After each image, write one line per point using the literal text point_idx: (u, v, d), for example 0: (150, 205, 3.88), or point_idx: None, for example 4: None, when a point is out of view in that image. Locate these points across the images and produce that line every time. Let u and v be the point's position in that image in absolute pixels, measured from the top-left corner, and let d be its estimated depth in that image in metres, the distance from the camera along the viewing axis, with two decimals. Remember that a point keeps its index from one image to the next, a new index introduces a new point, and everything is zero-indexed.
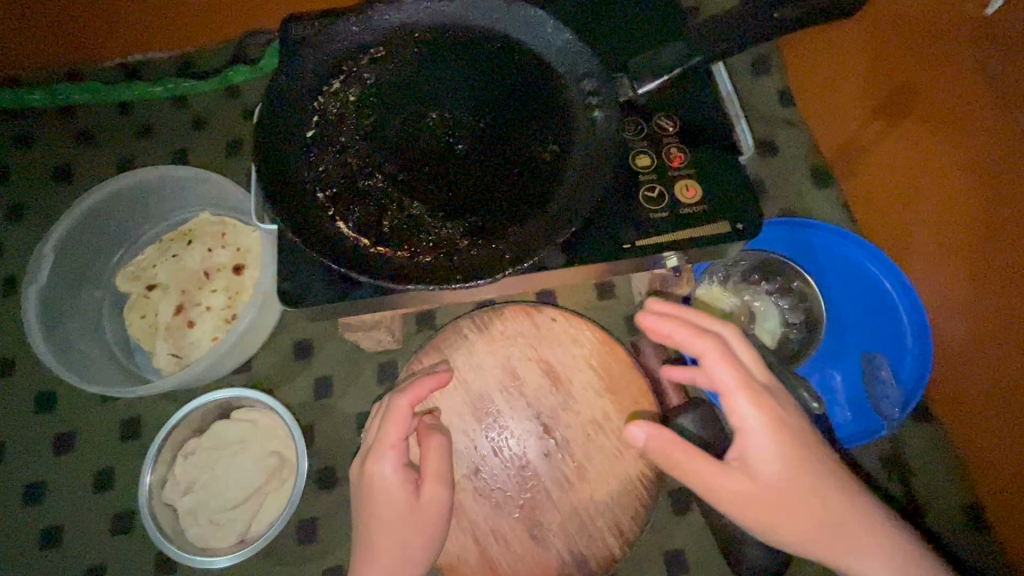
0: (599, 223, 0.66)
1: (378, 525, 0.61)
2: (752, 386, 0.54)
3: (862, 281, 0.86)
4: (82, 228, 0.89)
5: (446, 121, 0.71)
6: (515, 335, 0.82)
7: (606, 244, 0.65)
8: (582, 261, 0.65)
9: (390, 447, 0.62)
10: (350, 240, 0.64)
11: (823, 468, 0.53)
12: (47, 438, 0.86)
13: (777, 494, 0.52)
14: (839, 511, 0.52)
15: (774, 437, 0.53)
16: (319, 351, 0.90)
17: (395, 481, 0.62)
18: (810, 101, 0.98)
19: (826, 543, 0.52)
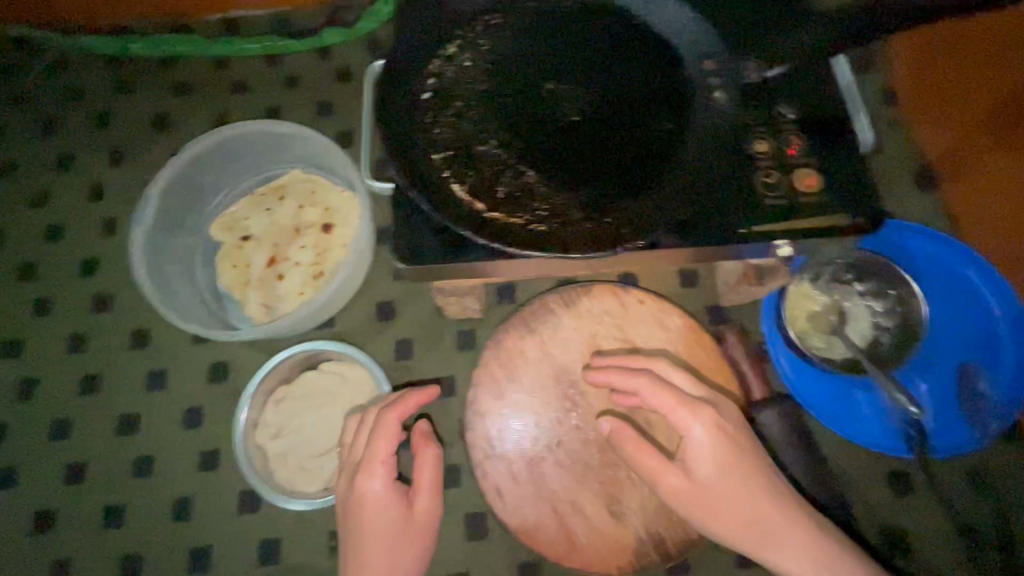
0: (714, 206, 0.65)
1: (373, 539, 0.64)
2: (679, 407, 0.63)
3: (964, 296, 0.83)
4: (184, 175, 0.92)
5: (560, 92, 0.70)
6: (603, 314, 0.82)
7: (719, 227, 0.64)
8: (695, 243, 0.64)
9: (380, 463, 0.66)
10: (466, 203, 0.65)
11: (749, 468, 0.62)
12: (141, 374, 0.90)
13: (711, 495, 0.61)
14: (761, 511, 0.61)
15: (717, 440, 0.62)
16: (401, 314, 0.92)
17: (386, 497, 0.65)
18: (919, 99, 0.93)
19: (753, 535, 0.61)
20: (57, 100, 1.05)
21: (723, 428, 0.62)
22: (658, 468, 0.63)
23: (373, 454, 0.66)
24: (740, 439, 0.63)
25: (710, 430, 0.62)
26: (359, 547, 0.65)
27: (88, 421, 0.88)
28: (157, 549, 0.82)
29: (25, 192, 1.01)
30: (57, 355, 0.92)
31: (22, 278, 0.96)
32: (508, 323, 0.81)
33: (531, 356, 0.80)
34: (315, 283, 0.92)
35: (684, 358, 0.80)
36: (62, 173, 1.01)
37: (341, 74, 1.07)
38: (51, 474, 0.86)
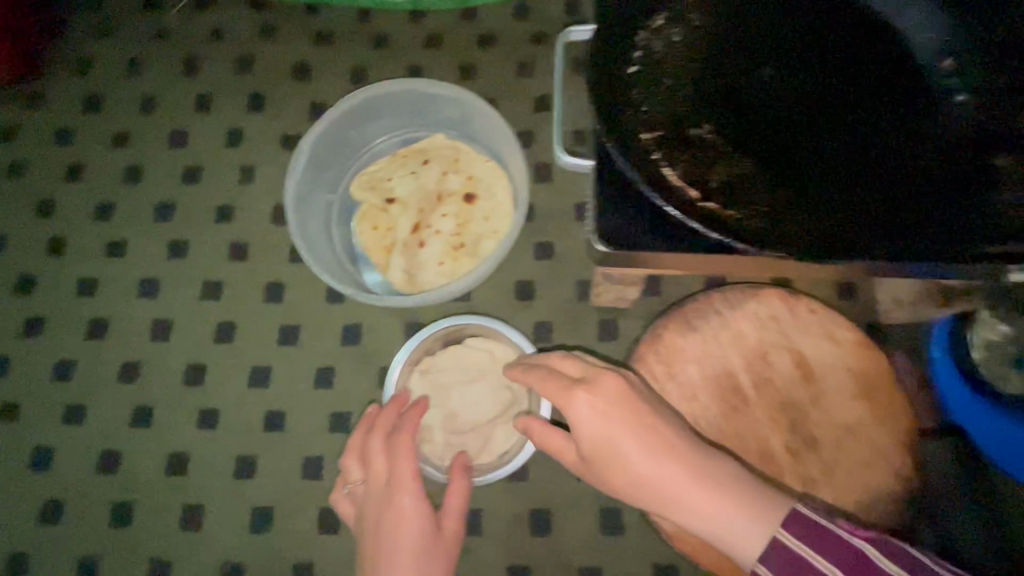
0: (956, 213, 0.58)
1: (392, 544, 0.65)
2: (563, 386, 0.63)
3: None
4: (333, 129, 0.89)
5: (776, 79, 0.65)
6: (769, 320, 0.78)
7: (963, 235, 0.57)
8: (943, 254, 0.56)
9: (408, 483, 0.67)
10: (680, 189, 0.61)
11: (603, 432, 0.59)
12: (274, 328, 0.89)
13: (609, 452, 0.59)
14: (680, 487, 0.56)
15: (612, 407, 0.60)
16: (542, 296, 0.89)
17: (410, 505, 0.66)
18: None
19: (758, 526, 0.55)
20: (196, 39, 1.03)
21: (625, 397, 0.60)
22: (557, 441, 0.66)
23: (396, 469, 0.68)
24: (617, 409, 0.59)
25: (610, 400, 0.60)
26: (375, 549, 0.66)
27: (220, 369, 0.87)
28: (285, 506, 0.81)
29: (161, 129, 0.99)
30: (189, 300, 0.91)
31: (158, 217, 0.95)
32: (669, 317, 0.78)
33: (692, 356, 0.76)
34: (457, 254, 0.89)
35: (854, 375, 0.76)
36: (199, 114, 0.99)
37: (487, 39, 1.02)
38: (182, 419, 0.85)
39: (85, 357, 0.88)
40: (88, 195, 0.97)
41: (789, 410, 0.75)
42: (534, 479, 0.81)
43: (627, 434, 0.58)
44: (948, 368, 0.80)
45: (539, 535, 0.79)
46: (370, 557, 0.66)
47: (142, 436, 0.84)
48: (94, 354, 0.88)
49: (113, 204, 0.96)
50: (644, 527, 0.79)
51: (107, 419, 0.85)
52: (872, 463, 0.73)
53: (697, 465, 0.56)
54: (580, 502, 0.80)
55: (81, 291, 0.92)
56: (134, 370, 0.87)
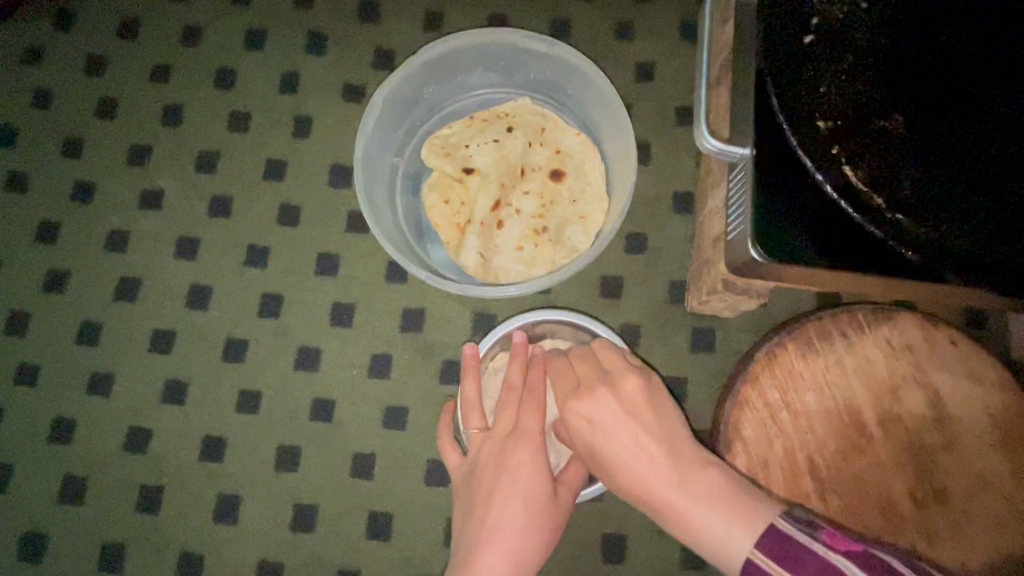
0: None
1: (512, 486, 0.53)
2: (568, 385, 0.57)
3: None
4: (408, 84, 0.77)
5: (1006, 53, 0.49)
6: (902, 349, 0.67)
7: None
8: None
9: (537, 433, 0.56)
10: (863, 194, 0.49)
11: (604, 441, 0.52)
12: (325, 305, 0.79)
13: (596, 452, 0.53)
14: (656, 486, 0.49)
15: (609, 402, 0.53)
16: (629, 295, 0.79)
17: (534, 456, 0.55)
18: None
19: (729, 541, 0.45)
20: None
21: (626, 403, 0.53)
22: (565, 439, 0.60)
23: (523, 415, 0.57)
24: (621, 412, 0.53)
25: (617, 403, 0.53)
26: (486, 494, 0.54)
27: (264, 346, 0.78)
28: (331, 505, 0.73)
29: (207, 68, 0.88)
30: (232, 264, 0.81)
31: (200, 168, 0.85)
32: (788, 334, 0.68)
33: (811, 382, 0.66)
34: (539, 238, 0.78)
35: (998, 421, 0.65)
36: (251, 54, 0.88)
37: None
38: (220, 397, 0.77)
39: (116, 318, 0.80)
40: (123, 136, 0.87)
41: (917, 454, 0.65)
42: (609, 500, 0.73)
43: (623, 436, 0.51)
44: None
45: (613, 563, 0.71)
46: (480, 502, 0.54)
47: (176, 412, 0.77)
48: (126, 317, 0.80)
49: (150, 149, 0.86)
50: None
51: (139, 389, 0.78)
52: (1011, 525, 0.63)
53: (682, 482, 0.48)
54: (661, 530, 0.72)
55: (113, 244, 0.83)
56: (168, 338, 0.79)
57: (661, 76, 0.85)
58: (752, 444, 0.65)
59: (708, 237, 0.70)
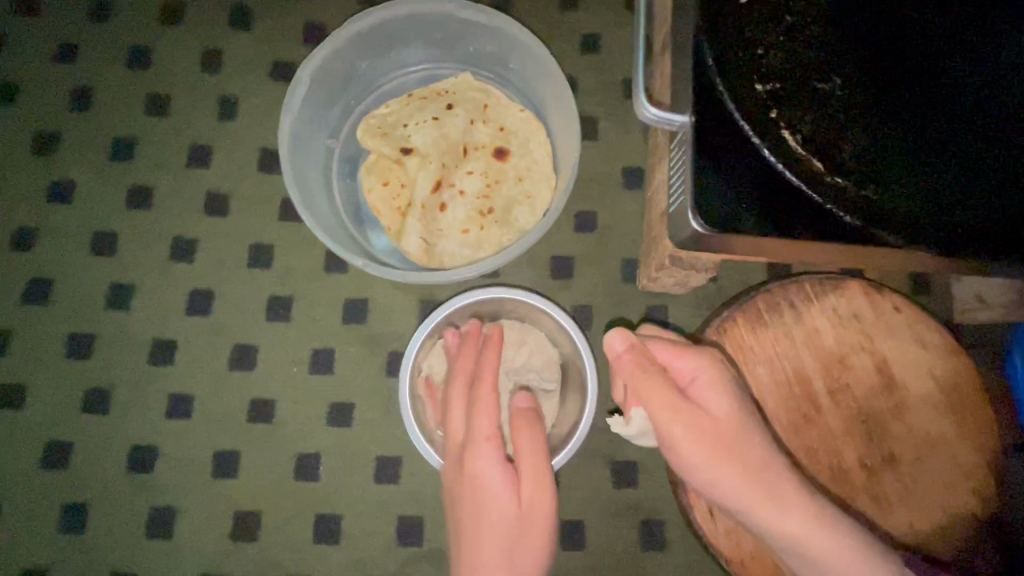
0: None
1: (487, 500, 0.52)
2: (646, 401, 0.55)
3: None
4: (338, 59, 0.72)
5: (941, 13, 0.48)
6: (850, 318, 0.67)
7: None
8: None
9: (485, 439, 0.54)
10: (799, 159, 0.48)
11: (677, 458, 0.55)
12: (260, 299, 0.74)
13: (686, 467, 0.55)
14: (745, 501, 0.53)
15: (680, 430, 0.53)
16: (580, 275, 0.76)
17: (509, 466, 0.54)
18: None
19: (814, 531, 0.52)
20: None
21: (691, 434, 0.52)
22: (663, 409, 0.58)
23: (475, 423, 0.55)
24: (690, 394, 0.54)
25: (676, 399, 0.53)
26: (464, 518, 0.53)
27: (196, 346, 0.73)
28: (275, 510, 0.69)
29: (119, 47, 0.81)
30: (156, 259, 0.75)
31: (115, 155, 0.78)
32: (738, 306, 0.66)
33: (762, 355, 0.66)
34: (484, 219, 0.75)
35: (942, 387, 0.66)
36: (167, 30, 0.81)
37: None
38: (149, 403, 0.72)
39: (28, 323, 0.74)
40: (28, 124, 0.79)
41: (866, 421, 0.65)
42: (566, 486, 0.71)
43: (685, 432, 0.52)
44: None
45: (571, 549, 0.69)
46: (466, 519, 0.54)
47: (100, 421, 0.71)
48: (39, 321, 0.74)
49: (59, 137, 0.79)
50: (689, 542, 0.70)
51: (58, 399, 0.72)
52: (957, 485, 0.64)
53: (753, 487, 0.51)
54: (619, 513, 0.70)
55: (19, 242, 0.76)
56: (88, 343, 0.73)
57: (607, 47, 0.82)
58: None
59: (655, 212, 0.68)
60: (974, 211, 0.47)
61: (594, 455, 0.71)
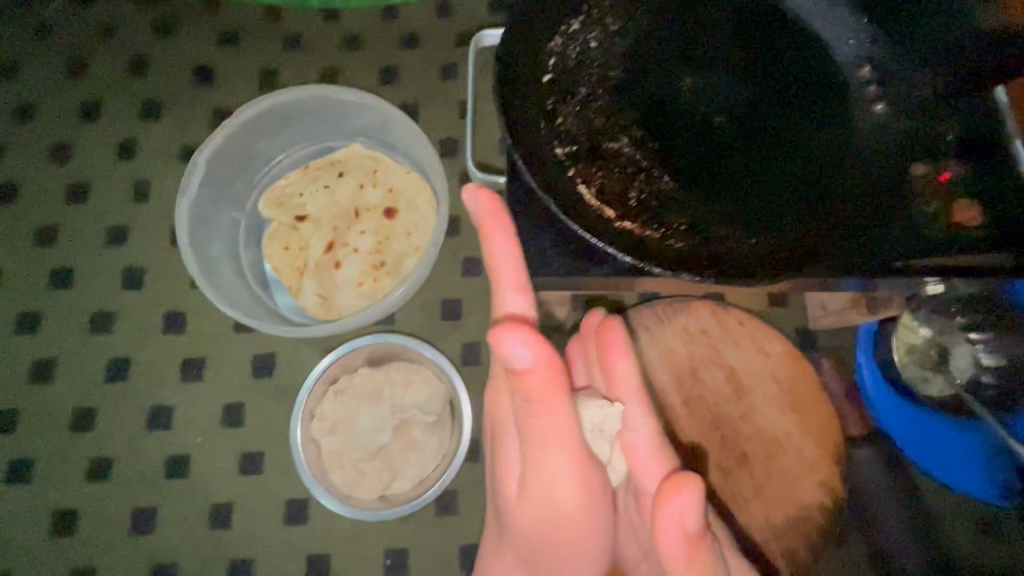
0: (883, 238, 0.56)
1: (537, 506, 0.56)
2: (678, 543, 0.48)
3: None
4: (235, 143, 0.81)
5: (704, 86, 0.62)
6: (698, 333, 0.75)
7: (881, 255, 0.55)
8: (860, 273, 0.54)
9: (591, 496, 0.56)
10: (594, 208, 0.56)
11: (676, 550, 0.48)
12: (174, 363, 0.81)
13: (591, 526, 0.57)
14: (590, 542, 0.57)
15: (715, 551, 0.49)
16: (468, 314, 0.84)
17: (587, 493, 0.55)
18: None
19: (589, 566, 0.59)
20: (82, 41, 0.93)
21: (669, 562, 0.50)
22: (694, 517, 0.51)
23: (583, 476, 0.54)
24: (636, 436, 0.58)
25: (653, 453, 0.57)
26: (533, 513, 0.57)
27: (115, 411, 0.79)
28: (192, 560, 0.74)
29: (42, 144, 0.89)
30: (76, 333, 0.82)
31: (39, 241, 0.86)
32: None
33: None
34: (377, 273, 0.83)
35: (785, 389, 0.73)
36: (86, 125, 0.90)
37: (408, 40, 0.96)
38: (71, 468, 0.77)
39: None
40: None
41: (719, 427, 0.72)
42: (462, 512, 0.76)
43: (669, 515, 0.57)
44: (871, 375, 0.78)
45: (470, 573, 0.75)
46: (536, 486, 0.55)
47: (26, 490, 0.77)
48: None
49: None
50: None
51: None
52: (805, 478, 0.71)
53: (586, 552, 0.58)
54: None
55: None
56: (14, 417, 0.79)
57: None
58: None
59: None
60: (739, 240, 0.57)
61: (487, 480, 0.78)
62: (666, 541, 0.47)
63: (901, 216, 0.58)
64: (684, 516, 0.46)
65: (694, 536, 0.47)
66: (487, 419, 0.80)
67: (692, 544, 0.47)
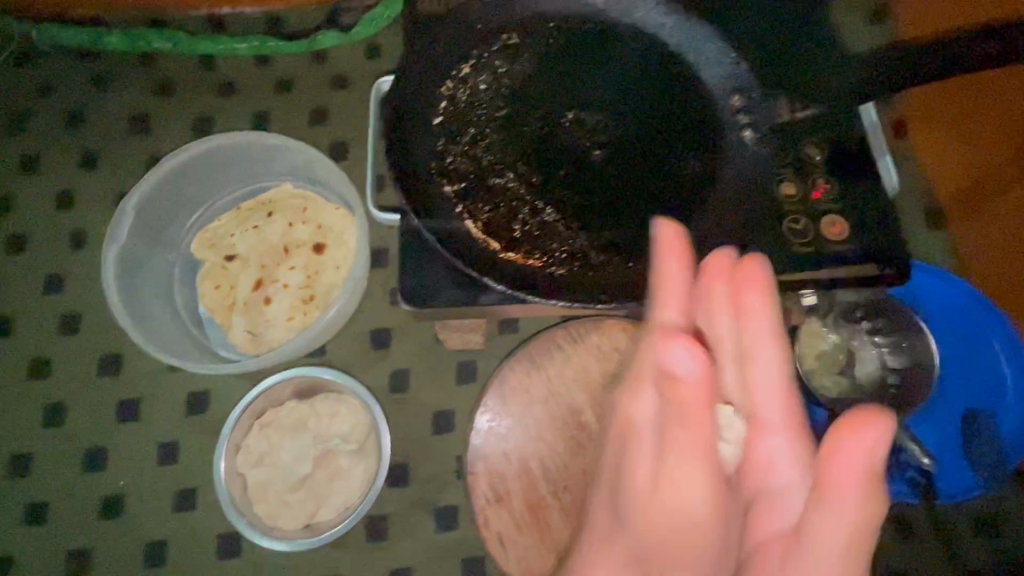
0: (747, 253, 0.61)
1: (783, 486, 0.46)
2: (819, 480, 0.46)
3: (973, 352, 0.83)
4: (163, 189, 0.85)
5: (584, 122, 0.66)
6: (610, 350, 0.78)
7: None
8: None
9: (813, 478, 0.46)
10: (479, 241, 0.60)
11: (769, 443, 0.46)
12: (111, 404, 0.83)
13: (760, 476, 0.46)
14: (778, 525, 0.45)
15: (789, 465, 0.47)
16: (397, 342, 0.87)
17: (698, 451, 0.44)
18: (926, 116, 0.91)
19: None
20: (23, 98, 0.97)
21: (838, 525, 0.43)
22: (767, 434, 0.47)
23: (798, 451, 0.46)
24: (757, 345, 0.48)
25: (790, 423, 0.47)
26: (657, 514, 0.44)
27: (54, 454, 0.81)
28: None
29: None
30: (16, 380, 0.84)
31: None
32: (513, 358, 0.78)
33: (538, 394, 0.76)
34: (306, 307, 0.86)
35: None
36: (25, 178, 0.94)
37: (337, 81, 1.00)
38: (11, 513, 0.79)
39: None
40: None
41: None
42: (393, 536, 0.79)
43: (834, 530, 0.40)
44: None
45: None
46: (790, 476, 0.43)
47: None
48: None
49: None
50: None
51: None
52: None
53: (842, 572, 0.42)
54: (442, 555, 0.78)
55: None
56: None
57: None
58: (492, 457, 0.74)
59: None
60: (617, 264, 0.61)
61: (417, 503, 0.80)
62: (839, 475, 0.40)
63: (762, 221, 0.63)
64: (876, 456, 0.40)
65: (879, 467, 0.40)
66: (416, 443, 0.82)
67: (879, 463, 0.40)
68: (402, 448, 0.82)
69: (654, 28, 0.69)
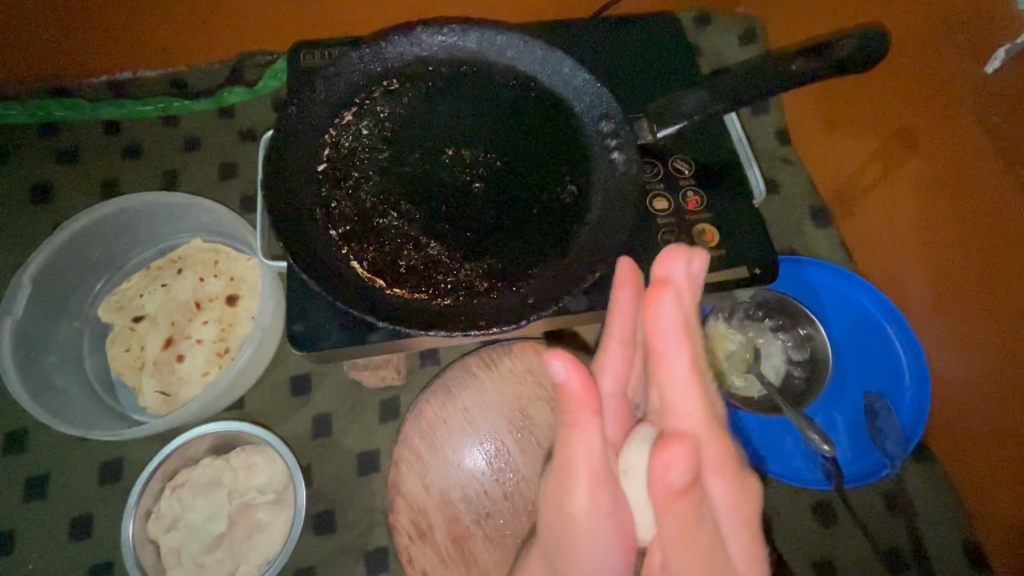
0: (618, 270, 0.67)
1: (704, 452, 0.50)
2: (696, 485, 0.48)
3: (875, 341, 0.87)
4: (62, 257, 0.85)
5: (464, 159, 0.70)
6: (525, 371, 0.79)
7: None
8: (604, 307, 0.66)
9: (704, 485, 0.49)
10: (365, 280, 0.64)
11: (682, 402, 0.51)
12: (16, 484, 0.80)
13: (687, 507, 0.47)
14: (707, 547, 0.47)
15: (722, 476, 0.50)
16: (318, 387, 0.86)
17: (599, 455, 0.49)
18: (807, 122, 0.98)
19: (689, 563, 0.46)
20: None
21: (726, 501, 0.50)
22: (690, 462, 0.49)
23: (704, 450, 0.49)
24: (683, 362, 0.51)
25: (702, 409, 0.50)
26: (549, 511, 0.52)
27: None
28: None
29: None
30: None
31: None
32: (428, 392, 0.78)
33: (455, 424, 0.77)
34: (220, 361, 0.84)
35: None
36: None
37: (246, 134, 1.01)
38: None
39: None
40: None
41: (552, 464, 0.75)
42: None
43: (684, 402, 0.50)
44: None
45: None
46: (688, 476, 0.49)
47: None
48: None
49: None
50: None
51: None
52: None
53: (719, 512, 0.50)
54: None
55: None
56: None
57: None
58: (412, 493, 0.74)
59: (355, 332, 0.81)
60: (499, 291, 0.65)
61: (347, 549, 0.78)
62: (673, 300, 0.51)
63: (636, 237, 0.69)
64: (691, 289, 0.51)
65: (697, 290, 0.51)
66: (342, 488, 0.81)
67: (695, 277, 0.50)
68: (329, 495, 0.81)
69: (525, 64, 0.74)
